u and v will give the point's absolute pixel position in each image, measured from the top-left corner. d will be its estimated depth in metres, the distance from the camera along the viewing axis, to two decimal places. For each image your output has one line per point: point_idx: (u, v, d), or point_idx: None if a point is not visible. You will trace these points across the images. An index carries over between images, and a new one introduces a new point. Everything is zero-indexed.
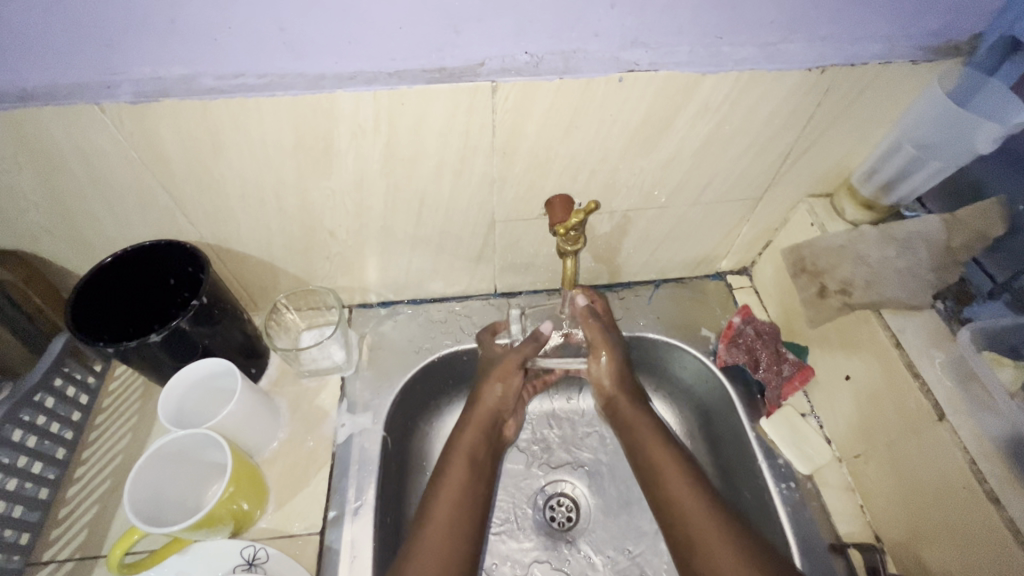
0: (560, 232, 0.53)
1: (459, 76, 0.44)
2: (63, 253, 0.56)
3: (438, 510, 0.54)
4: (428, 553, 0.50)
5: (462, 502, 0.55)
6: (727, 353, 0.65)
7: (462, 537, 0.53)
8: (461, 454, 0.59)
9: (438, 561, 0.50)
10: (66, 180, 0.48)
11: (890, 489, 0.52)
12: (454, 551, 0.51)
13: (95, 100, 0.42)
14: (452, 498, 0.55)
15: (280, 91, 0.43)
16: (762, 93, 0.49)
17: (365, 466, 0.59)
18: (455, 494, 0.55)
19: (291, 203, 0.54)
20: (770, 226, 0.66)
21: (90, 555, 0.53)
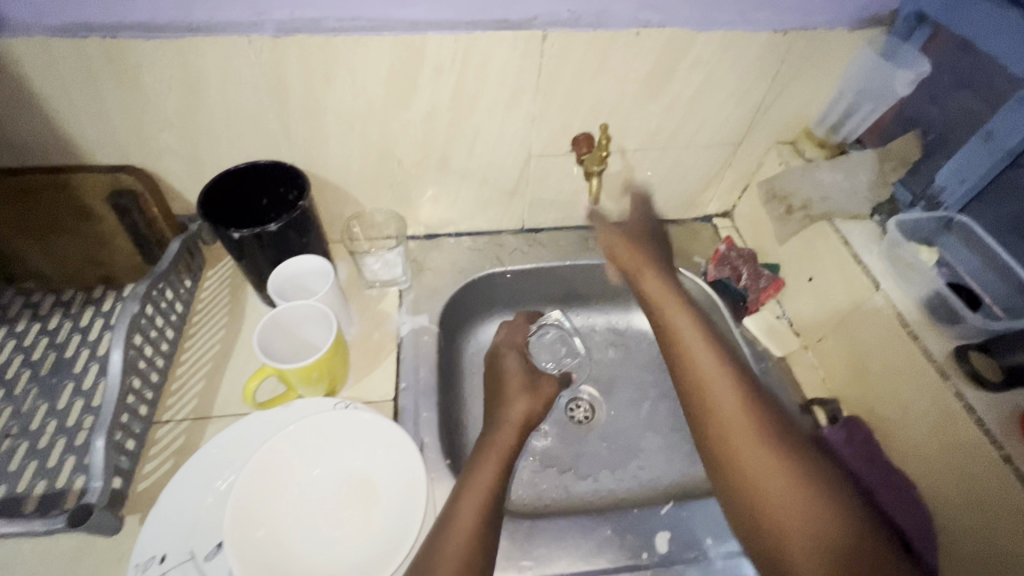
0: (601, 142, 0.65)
1: (518, 26, 0.59)
2: (178, 171, 0.68)
3: (467, 501, 0.52)
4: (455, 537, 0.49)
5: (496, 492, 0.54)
6: (715, 271, 0.80)
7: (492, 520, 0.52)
8: (491, 453, 0.59)
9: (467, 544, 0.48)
10: (202, 103, 0.61)
11: (842, 359, 0.67)
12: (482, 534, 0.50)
13: (245, 34, 0.55)
14: (488, 486, 0.54)
15: (385, 32, 0.57)
16: (741, 50, 0.65)
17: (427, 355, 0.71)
18: (491, 480, 0.55)
19: (374, 131, 0.67)
20: (748, 170, 0.83)
21: (202, 416, 0.63)
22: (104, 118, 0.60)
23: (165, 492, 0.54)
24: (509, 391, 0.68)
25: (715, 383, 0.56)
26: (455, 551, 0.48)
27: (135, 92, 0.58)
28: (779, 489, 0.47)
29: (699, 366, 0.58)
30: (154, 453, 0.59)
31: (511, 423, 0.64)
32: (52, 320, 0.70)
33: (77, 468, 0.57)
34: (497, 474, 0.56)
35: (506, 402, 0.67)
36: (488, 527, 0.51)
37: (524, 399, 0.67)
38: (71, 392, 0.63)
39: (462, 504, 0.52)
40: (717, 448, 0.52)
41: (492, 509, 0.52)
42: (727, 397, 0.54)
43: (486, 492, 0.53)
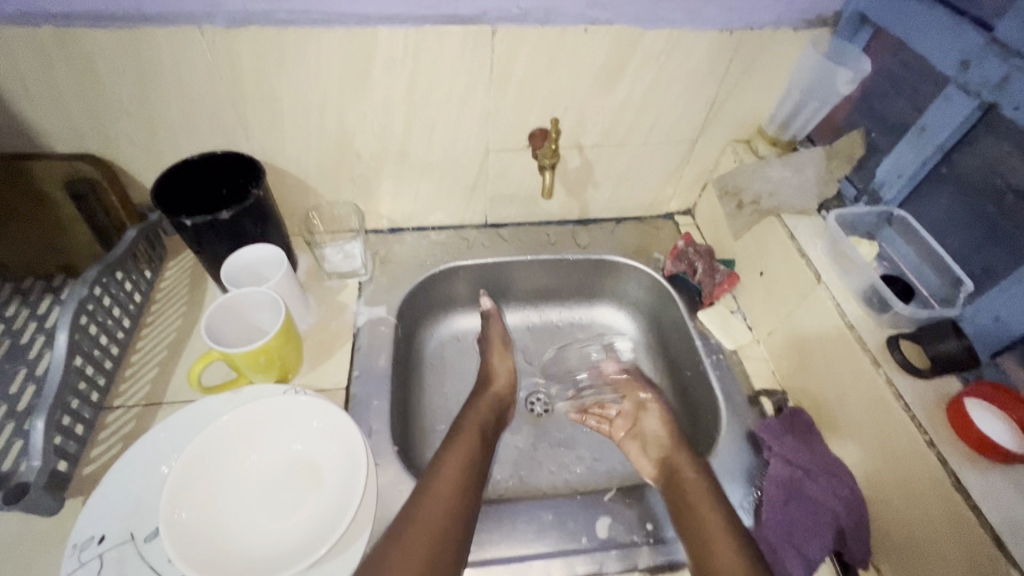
0: (550, 145, 0.70)
1: (468, 21, 0.60)
2: (137, 160, 0.69)
3: (450, 464, 0.58)
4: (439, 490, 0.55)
5: (470, 466, 0.59)
6: (672, 265, 0.81)
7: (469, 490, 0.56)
8: (465, 436, 0.63)
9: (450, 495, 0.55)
10: (157, 92, 0.62)
11: (789, 350, 0.69)
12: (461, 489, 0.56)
13: (197, 25, 0.56)
14: (463, 462, 0.59)
15: (335, 25, 0.59)
16: (689, 48, 0.67)
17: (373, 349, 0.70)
18: (465, 458, 0.60)
19: (331, 123, 0.68)
20: (705, 167, 0.84)
21: (154, 403, 0.63)
22: (60, 106, 0.61)
23: (108, 474, 0.54)
24: (485, 390, 0.73)
25: (680, 463, 0.61)
26: (436, 515, 0.52)
27: (89, 80, 0.59)
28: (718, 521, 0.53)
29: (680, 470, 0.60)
30: (104, 437, 0.60)
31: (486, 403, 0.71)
32: (9, 307, 0.70)
33: (24, 451, 0.58)
34: (473, 452, 0.61)
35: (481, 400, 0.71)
36: (469, 488, 0.56)
37: (490, 402, 0.71)
38: (24, 377, 0.64)
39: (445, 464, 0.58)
40: (675, 499, 0.57)
41: (469, 483, 0.57)
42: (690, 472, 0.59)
43: (463, 466, 0.58)
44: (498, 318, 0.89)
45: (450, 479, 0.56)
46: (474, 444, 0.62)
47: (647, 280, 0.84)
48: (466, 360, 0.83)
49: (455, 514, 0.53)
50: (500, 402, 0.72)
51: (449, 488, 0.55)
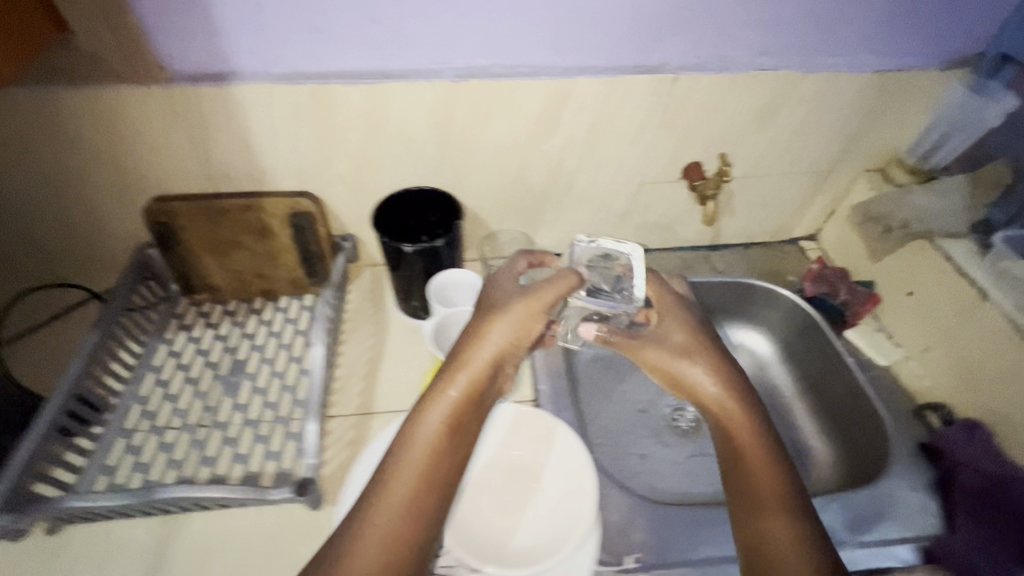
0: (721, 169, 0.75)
1: (654, 70, 0.69)
2: (342, 197, 0.78)
3: (406, 465, 0.50)
4: (388, 511, 0.47)
5: (419, 490, 0.49)
6: (812, 286, 0.86)
7: (426, 524, 0.48)
8: (419, 441, 0.52)
9: (389, 521, 0.47)
10: (378, 138, 0.71)
11: (951, 366, 0.72)
12: (421, 511, 0.48)
13: (430, 80, 0.66)
14: (417, 482, 0.49)
15: (543, 76, 0.67)
16: (842, 88, 0.74)
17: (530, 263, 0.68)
18: (421, 474, 0.50)
19: (515, 161, 0.76)
20: (835, 195, 0.90)
21: (366, 412, 0.70)
22: (295, 150, 0.71)
23: (352, 474, 0.61)
24: (459, 369, 0.56)
25: (745, 444, 0.57)
26: (374, 555, 0.45)
27: (327, 128, 0.69)
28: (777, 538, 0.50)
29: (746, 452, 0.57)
30: (330, 442, 0.67)
31: (467, 370, 0.56)
32: (224, 327, 0.79)
33: (267, 454, 0.65)
34: (426, 463, 0.51)
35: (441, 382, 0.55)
36: (420, 508, 0.48)
37: (480, 371, 0.56)
38: (250, 389, 0.72)
39: (400, 468, 0.50)
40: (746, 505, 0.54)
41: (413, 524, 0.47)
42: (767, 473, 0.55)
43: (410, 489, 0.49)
44: None
45: (394, 516, 0.47)
46: (427, 453, 0.51)
47: (784, 302, 0.88)
48: (614, 379, 0.90)
49: (408, 541, 0.46)
50: (489, 377, 0.56)
51: (396, 523, 0.47)
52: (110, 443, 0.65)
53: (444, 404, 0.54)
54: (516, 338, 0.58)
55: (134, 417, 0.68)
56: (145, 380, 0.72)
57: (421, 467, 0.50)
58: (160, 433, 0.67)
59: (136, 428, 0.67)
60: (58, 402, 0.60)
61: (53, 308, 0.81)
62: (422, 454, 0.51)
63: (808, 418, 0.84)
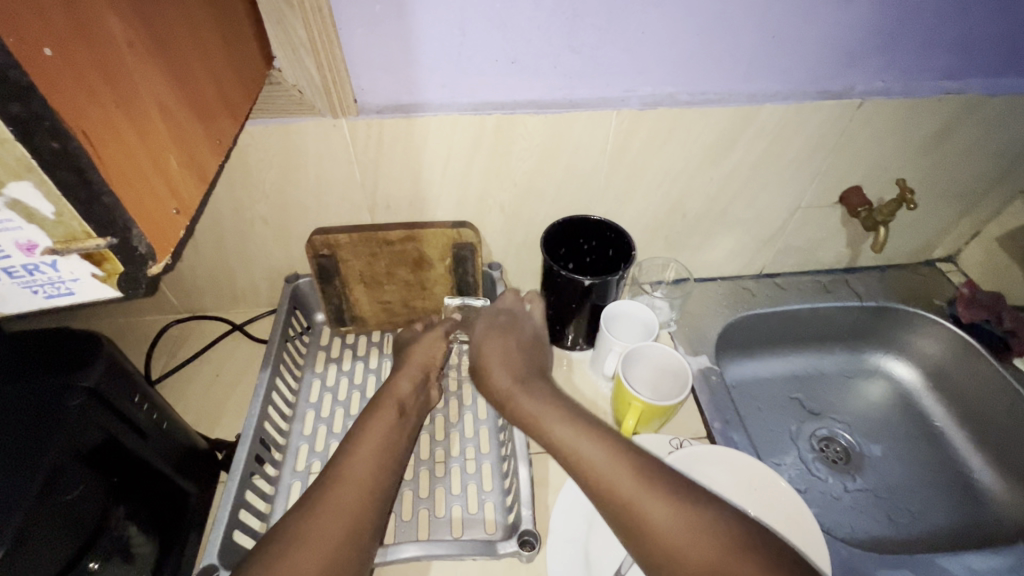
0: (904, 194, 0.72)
1: (839, 95, 0.66)
2: (497, 225, 0.76)
3: (357, 447, 0.54)
4: (342, 490, 0.50)
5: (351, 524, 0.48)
6: (969, 312, 0.83)
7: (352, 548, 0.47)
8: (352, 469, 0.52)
9: (352, 498, 0.49)
10: (548, 167, 0.69)
11: None
12: (369, 493, 0.50)
13: (616, 109, 0.64)
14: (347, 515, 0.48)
15: (728, 102, 0.65)
16: (1020, 110, 0.71)
17: (528, 324, 0.71)
18: (359, 504, 0.49)
19: (678, 187, 0.74)
20: (984, 217, 0.87)
21: (540, 451, 0.67)
22: (463, 180, 0.69)
23: (551, 522, 0.59)
24: (378, 420, 0.57)
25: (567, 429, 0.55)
26: (332, 537, 0.46)
27: (502, 158, 0.67)
28: (681, 534, 0.45)
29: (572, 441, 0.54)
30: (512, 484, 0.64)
31: (405, 373, 0.64)
32: (374, 359, 0.77)
33: (451, 497, 0.62)
34: (385, 433, 0.56)
35: (379, 425, 0.57)
36: (377, 489, 0.51)
37: (409, 373, 0.65)
38: None
39: (354, 453, 0.53)
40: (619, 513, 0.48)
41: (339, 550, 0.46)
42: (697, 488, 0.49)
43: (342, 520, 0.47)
44: (768, 367, 0.91)
45: (317, 549, 0.45)
46: (365, 482, 0.51)
47: (938, 330, 0.86)
48: (757, 406, 0.87)
49: (360, 517, 0.48)
50: (421, 379, 0.65)
51: (320, 551, 0.45)
52: (289, 488, 0.63)
53: (387, 398, 0.60)
54: (432, 359, 0.68)
55: (306, 459, 0.65)
56: (307, 418, 0.70)
57: (377, 446, 0.55)
58: None
59: (310, 470, 0.64)
60: (246, 447, 0.59)
61: (196, 341, 0.79)
62: (371, 443, 0.55)
63: (970, 451, 0.81)
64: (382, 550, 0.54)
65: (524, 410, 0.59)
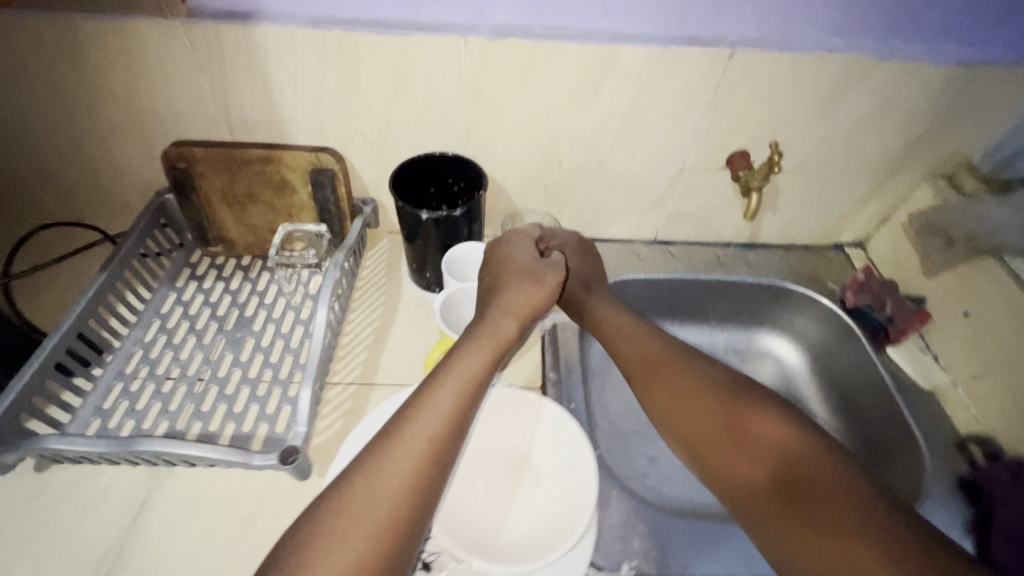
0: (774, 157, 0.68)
1: (710, 43, 0.62)
2: (364, 158, 0.74)
3: (459, 367, 0.51)
4: (435, 408, 0.47)
5: (456, 412, 0.47)
6: (855, 297, 0.80)
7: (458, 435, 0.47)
8: (456, 373, 0.50)
9: (444, 416, 0.46)
10: (403, 96, 0.67)
11: (1009, 400, 0.65)
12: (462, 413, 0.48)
13: (462, 36, 0.61)
14: (448, 415, 0.47)
15: (585, 39, 0.62)
16: (917, 80, 0.66)
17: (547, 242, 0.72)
18: (446, 422, 0.46)
19: (547, 132, 0.71)
20: (893, 201, 0.82)
21: (367, 383, 0.67)
22: (318, 103, 0.67)
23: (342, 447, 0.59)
24: (488, 332, 0.56)
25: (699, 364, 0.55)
26: (409, 464, 0.42)
27: (352, 82, 0.65)
28: (810, 461, 0.44)
29: (695, 383, 0.53)
30: (327, 411, 0.64)
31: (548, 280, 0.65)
32: (235, 280, 0.77)
33: (260, 416, 0.62)
34: (477, 351, 0.54)
35: (485, 334, 0.56)
36: (467, 408, 0.48)
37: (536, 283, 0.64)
38: (252, 346, 0.69)
39: (454, 366, 0.51)
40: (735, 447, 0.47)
41: (451, 441, 0.46)
42: (775, 428, 0.46)
43: (443, 410, 0.47)
44: None
45: (422, 436, 0.44)
46: (473, 381, 0.50)
47: (823, 311, 0.82)
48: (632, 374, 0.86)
49: (444, 436, 0.45)
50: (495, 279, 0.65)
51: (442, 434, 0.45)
52: (108, 387, 0.64)
53: (506, 312, 0.60)
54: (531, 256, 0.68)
55: (137, 362, 0.67)
56: (150, 327, 0.71)
57: (484, 363, 0.53)
58: (159, 382, 0.65)
59: (136, 374, 0.65)
60: (58, 337, 0.60)
61: (70, 247, 0.80)
62: (473, 360, 0.52)
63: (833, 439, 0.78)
64: (117, 441, 0.52)
65: (600, 314, 0.64)
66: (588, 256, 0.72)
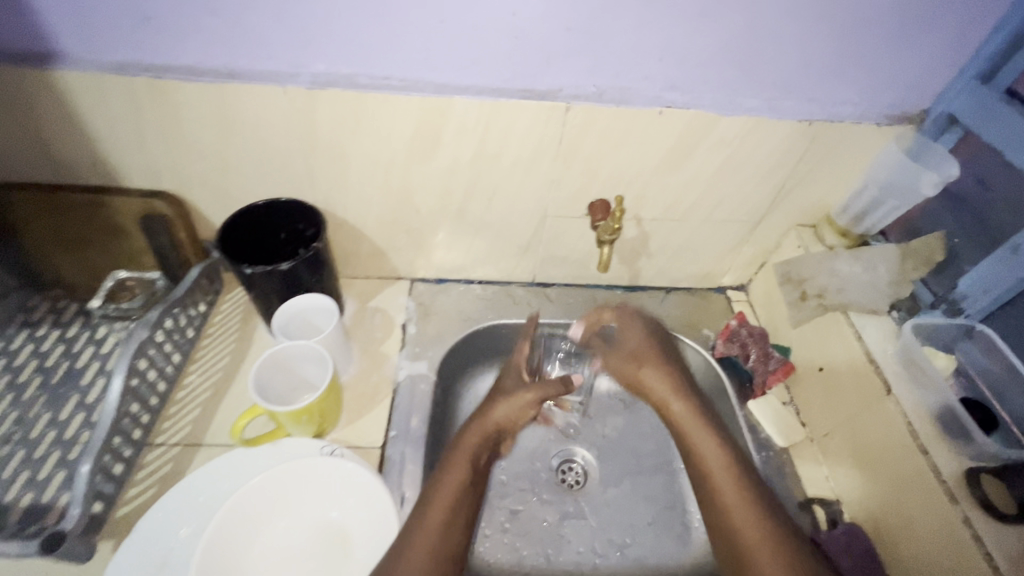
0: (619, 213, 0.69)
1: (544, 96, 0.60)
2: (207, 202, 0.71)
3: (459, 458, 0.60)
4: (438, 502, 0.56)
5: (465, 492, 0.58)
6: (724, 346, 0.78)
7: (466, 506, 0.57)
8: (459, 459, 0.60)
9: (446, 507, 0.56)
10: (233, 141, 0.64)
11: (850, 459, 0.65)
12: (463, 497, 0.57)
13: (281, 84, 0.58)
14: (446, 509, 0.55)
15: (413, 91, 0.59)
16: (764, 135, 0.65)
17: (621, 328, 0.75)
18: (445, 517, 0.55)
19: (395, 180, 0.69)
20: (766, 248, 0.81)
21: (192, 443, 0.64)
22: (143, 148, 0.64)
23: (140, 521, 0.55)
24: (485, 413, 0.65)
25: (710, 454, 0.61)
26: (424, 553, 0.52)
27: (174, 128, 0.62)
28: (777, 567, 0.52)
29: (711, 467, 0.61)
30: (140, 476, 0.60)
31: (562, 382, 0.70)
32: (72, 327, 0.71)
33: (65, 484, 0.58)
34: (476, 438, 0.63)
35: (483, 426, 0.63)
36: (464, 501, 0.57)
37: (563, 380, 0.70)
38: (75, 404, 0.65)
39: (455, 464, 0.59)
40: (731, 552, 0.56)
41: (461, 517, 0.56)
42: (750, 522, 0.56)
43: (456, 495, 0.57)
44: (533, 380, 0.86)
45: (439, 523, 0.54)
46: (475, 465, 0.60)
47: (697, 359, 0.81)
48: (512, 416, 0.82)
49: (454, 522, 0.55)
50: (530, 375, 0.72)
51: (448, 514, 0.55)
52: None
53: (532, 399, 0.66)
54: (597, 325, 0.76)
55: None
56: None
57: (473, 453, 0.61)
58: None
59: None
60: None
61: None
62: (468, 448, 0.61)
63: None
64: None
65: (646, 379, 0.69)
66: (635, 327, 0.74)
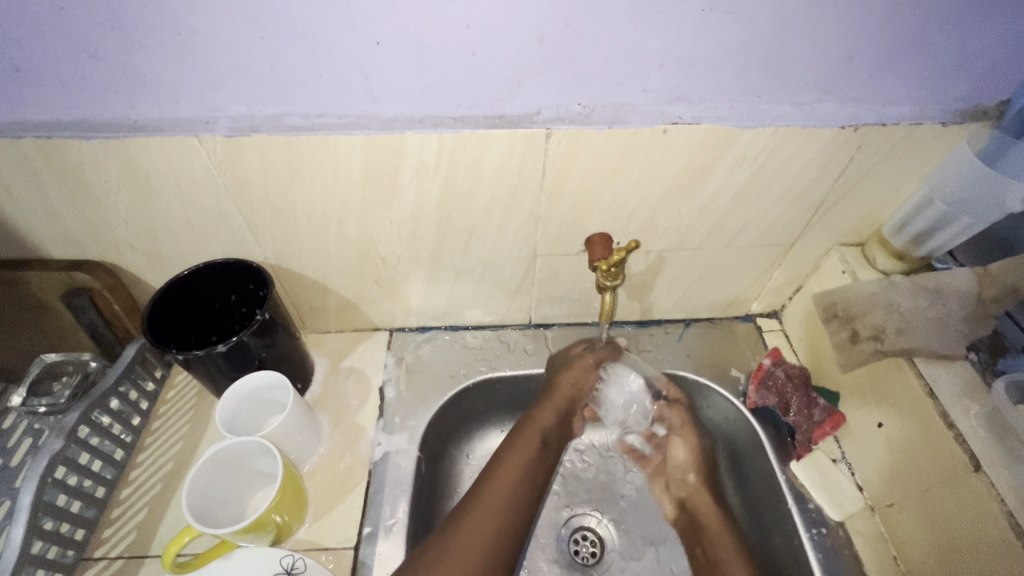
0: (602, 268, 0.57)
1: (517, 122, 0.49)
2: (140, 266, 0.61)
3: (507, 470, 0.60)
4: (482, 514, 0.56)
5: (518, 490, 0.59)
6: (758, 395, 0.66)
7: (506, 534, 0.56)
8: (511, 468, 0.60)
9: (493, 516, 0.56)
10: (155, 201, 0.54)
11: (929, 543, 0.52)
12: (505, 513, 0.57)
13: (195, 132, 0.48)
14: (492, 526, 0.55)
15: (357, 130, 0.48)
16: (799, 146, 0.52)
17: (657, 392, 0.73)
18: (491, 529, 0.55)
19: (352, 230, 0.58)
20: (801, 272, 0.69)
21: (137, 555, 0.55)
22: (53, 216, 0.54)
23: None
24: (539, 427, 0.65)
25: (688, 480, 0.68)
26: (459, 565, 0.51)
27: (81, 191, 0.52)
28: None
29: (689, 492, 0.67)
30: None
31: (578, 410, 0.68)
32: (7, 418, 0.62)
33: None
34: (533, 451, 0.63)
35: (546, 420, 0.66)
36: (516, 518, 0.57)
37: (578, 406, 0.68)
38: (4, 513, 0.55)
39: (500, 476, 0.59)
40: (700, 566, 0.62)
41: (511, 512, 0.57)
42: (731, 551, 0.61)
43: (507, 491, 0.58)
44: None
45: (493, 504, 0.57)
46: (521, 477, 0.60)
47: (727, 407, 0.69)
48: None
49: (497, 529, 0.55)
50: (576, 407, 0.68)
51: (486, 538, 0.54)
52: None
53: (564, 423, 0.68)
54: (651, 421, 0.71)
55: None
56: None
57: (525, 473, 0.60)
58: None
59: None
60: None
61: None
62: (514, 464, 0.61)
63: None
64: None
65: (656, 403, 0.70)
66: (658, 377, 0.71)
